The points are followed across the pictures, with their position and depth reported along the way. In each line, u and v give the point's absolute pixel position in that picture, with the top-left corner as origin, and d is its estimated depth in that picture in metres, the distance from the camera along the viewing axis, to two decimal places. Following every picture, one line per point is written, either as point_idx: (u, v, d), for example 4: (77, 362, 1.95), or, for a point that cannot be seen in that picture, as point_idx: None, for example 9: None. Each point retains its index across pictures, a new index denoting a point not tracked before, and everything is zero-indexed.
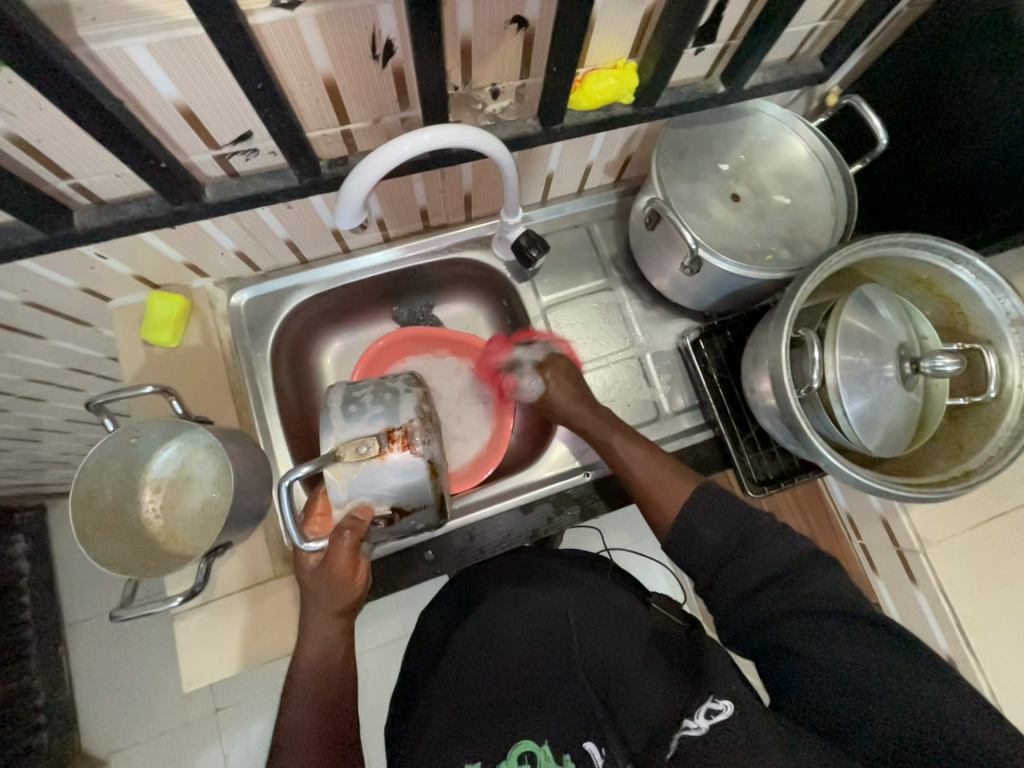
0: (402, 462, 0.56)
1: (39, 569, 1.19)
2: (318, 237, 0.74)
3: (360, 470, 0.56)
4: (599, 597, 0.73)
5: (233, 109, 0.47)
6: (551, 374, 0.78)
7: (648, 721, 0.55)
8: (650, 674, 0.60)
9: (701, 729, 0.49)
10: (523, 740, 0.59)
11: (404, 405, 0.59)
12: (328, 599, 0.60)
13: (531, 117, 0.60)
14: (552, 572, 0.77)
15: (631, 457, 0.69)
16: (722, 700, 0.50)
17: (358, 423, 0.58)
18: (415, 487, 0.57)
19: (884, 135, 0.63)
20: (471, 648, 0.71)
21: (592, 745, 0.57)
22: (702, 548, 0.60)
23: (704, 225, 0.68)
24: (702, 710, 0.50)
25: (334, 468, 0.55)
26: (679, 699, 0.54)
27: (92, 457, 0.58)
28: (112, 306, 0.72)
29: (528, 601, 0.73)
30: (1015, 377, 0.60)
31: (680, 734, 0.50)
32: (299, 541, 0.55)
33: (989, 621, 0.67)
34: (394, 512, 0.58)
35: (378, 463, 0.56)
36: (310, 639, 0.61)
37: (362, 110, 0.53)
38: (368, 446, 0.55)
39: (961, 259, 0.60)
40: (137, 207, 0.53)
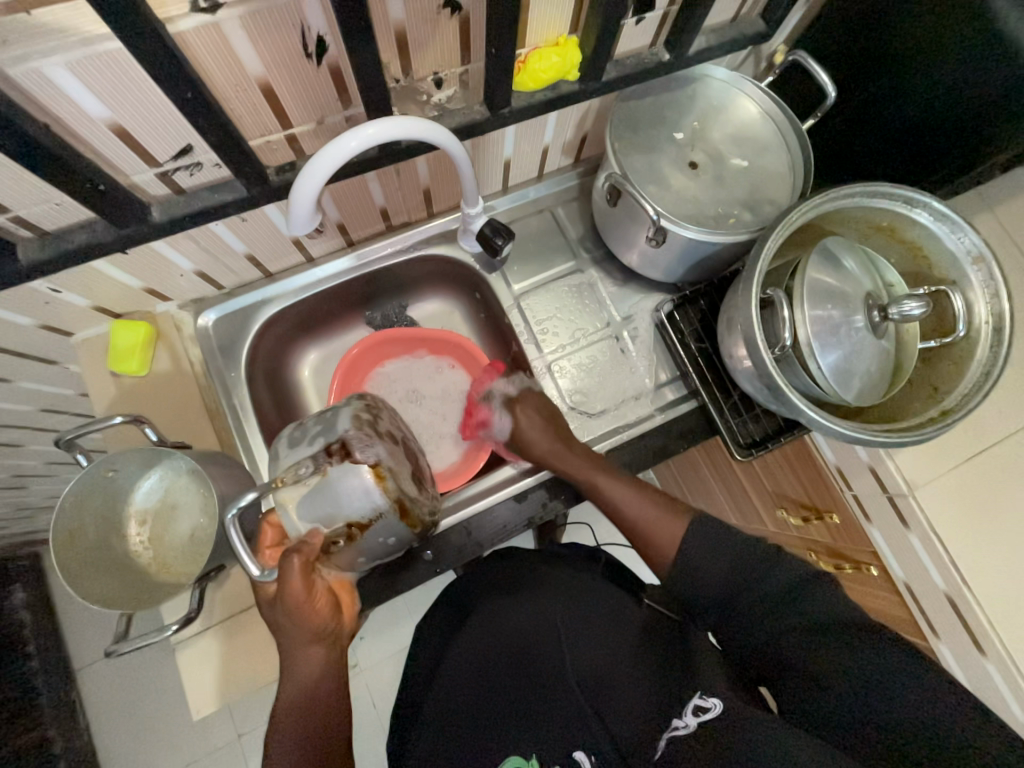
0: (346, 471, 0.57)
1: (42, 618, 1.17)
2: (279, 248, 0.72)
3: (307, 490, 0.58)
4: (593, 601, 0.77)
5: (168, 124, 0.46)
6: (521, 409, 0.76)
7: (641, 718, 0.60)
8: (639, 678, 0.64)
9: (689, 726, 0.55)
10: (510, 757, 0.62)
11: (342, 418, 0.61)
12: (299, 631, 0.56)
13: (478, 103, 0.59)
14: (543, 579, 0.82)
15: (622, 498, 0.69)
16: (711, 700, 0.56)
17: (299, 448, 0.60)
18: (365, 497, 0.58)
19: (832, 88, 0.63)
20: (465, 659, 0.74)
21: (581, 753, 0.59)
22: (705, 581, 0.60)
23: (664, 196, 0.68)
24: (691, 709, 0.56)
25: (280, 495, 0.58)
26: (670, 695, 0.60)
27: (68, 495, 0.56)
28: (74, 340, 0.70)
29: (521, 610, 0.76)
30: (982, 314, 0.61)
31: (670, 734, 0.56)
32: (255, 570, 0.55)
33: (978, 551, 0.68)
34: (352, 527, 0.58)
35: (323, 480, 0.57)
36: (290, 677, 0.58)
37: (304, 112, 0.52)
38: (306, 467, 0.57)
39: (918, 202, 0.61)
40: (83, 235, 0.51)
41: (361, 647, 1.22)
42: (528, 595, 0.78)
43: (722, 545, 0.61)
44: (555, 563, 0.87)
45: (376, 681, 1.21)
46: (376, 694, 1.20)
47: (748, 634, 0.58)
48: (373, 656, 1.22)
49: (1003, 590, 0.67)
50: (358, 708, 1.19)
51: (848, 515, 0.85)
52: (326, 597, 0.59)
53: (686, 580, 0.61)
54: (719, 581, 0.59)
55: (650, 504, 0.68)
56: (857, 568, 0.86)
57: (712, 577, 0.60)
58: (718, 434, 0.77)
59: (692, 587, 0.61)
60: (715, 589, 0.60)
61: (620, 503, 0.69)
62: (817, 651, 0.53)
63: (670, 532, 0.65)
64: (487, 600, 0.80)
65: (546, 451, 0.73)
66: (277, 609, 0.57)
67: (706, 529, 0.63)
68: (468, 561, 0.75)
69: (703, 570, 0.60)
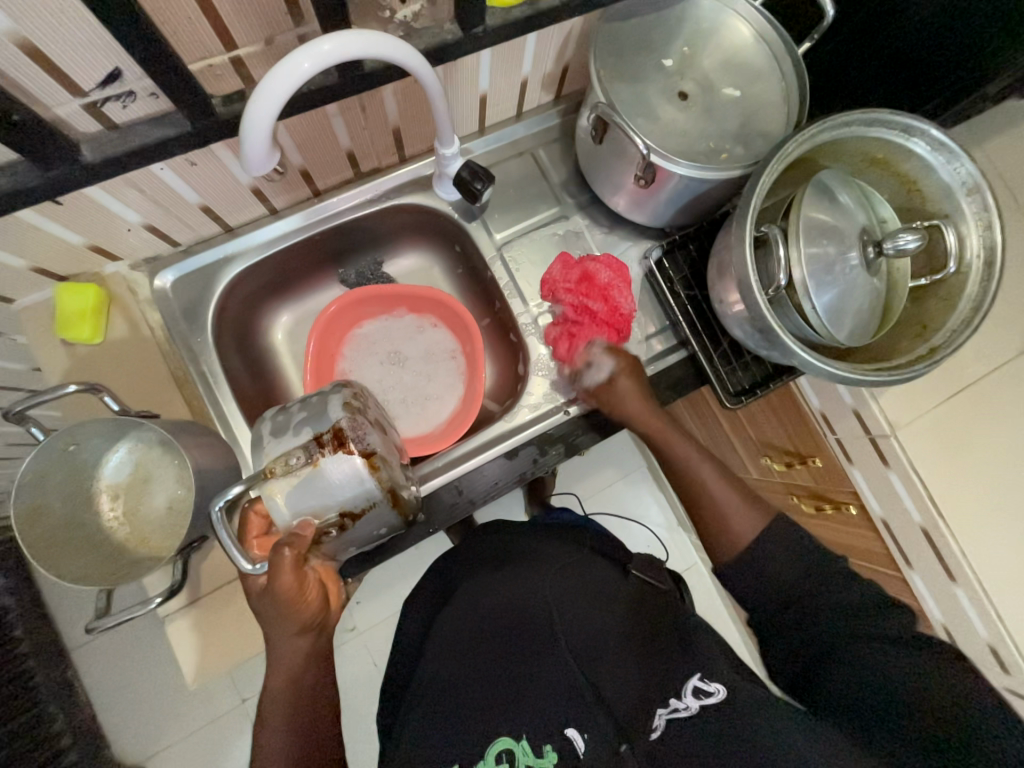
0: (341, 464, 0.56)
1: (29, 599, 1.14)
2: (238, 197, 0.66)
3: (298, 482, 0.55)
4: (577, 574, 0.79)
5: (87, 39, 0.39)
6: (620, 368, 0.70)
7: (630, 696, 0.64)
8: (628, 651, 0.68)
9: (691, 708, 0.60)
10: (500, 739, 0.63)
11: (332, 406, 0.59)
12: (284, 621, 0.58)
13: (449, 21, 0.53)
14: (528, 552, 0.83)
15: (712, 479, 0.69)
16: (713, 684, 0.61)
17: (285, 437, 0.58)
18: (360, 489, 0.56)
19: (830, 6, 0.57)
20: (448, 640, 0.74)
21: (574, 731, 0.62)
22: (774, 580, 0.64)
23: (653, 130, 0.64)
24: (692, 692, 0.61)
25: (268, 486, 0.55)
26: (667, 672, 0.65)
27: (26, 472, 0.53)
28: (16, 308, 0.64)
29: (508, 587, 0.77)
30: (974, 249, 0.60)
31: (670, 714, 0.61)
32: (246, 565, 0.55)
33: (956, 485, 0.71)
34: (344, 517, 0.58)
35: (315, 470, 0.55)
36: (276, 670, 0.60)
37: (248, 28, 0.45)
38: (298, 457, 0.55)
39: (916, 130, 0.59)
40: (3, 179, 0.44)
41: (358, 611, 1.24)
42: (513, 570, 0.80)
43: (796, 552, 0.64)
44: (542, 534, 0.88)
45: (375, 641, 1.23)
46: (376, 654, 1.23)
47: (803, 635, 0.61)
48: (371, 619, 1.24)
49: (977, 521, 0.69)
50: (360, 669, 1.22)
51: (832, 460, 0.87)
52: (316, 588, 0.60)
53: (757, 575, 0.65)
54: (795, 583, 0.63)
55: (735, 493, 0.68)
56: (836, 509, 0.91)
57: (778, 583, 0.63)
58: (708, 383, 0.77)
59: (757, 583, 0.65)
60: (776, 588, 0.63)
61: (707, 485, 0.69)
62: (841, 657, 0.58)
63: (748, 522, 0.66)
64: (474, 577, 0.81)
65: (642, 413, 0.70)
66: (265, 600, 0.58)
67: (784, 534, 0.65)
68: (461, 519, 0.74)
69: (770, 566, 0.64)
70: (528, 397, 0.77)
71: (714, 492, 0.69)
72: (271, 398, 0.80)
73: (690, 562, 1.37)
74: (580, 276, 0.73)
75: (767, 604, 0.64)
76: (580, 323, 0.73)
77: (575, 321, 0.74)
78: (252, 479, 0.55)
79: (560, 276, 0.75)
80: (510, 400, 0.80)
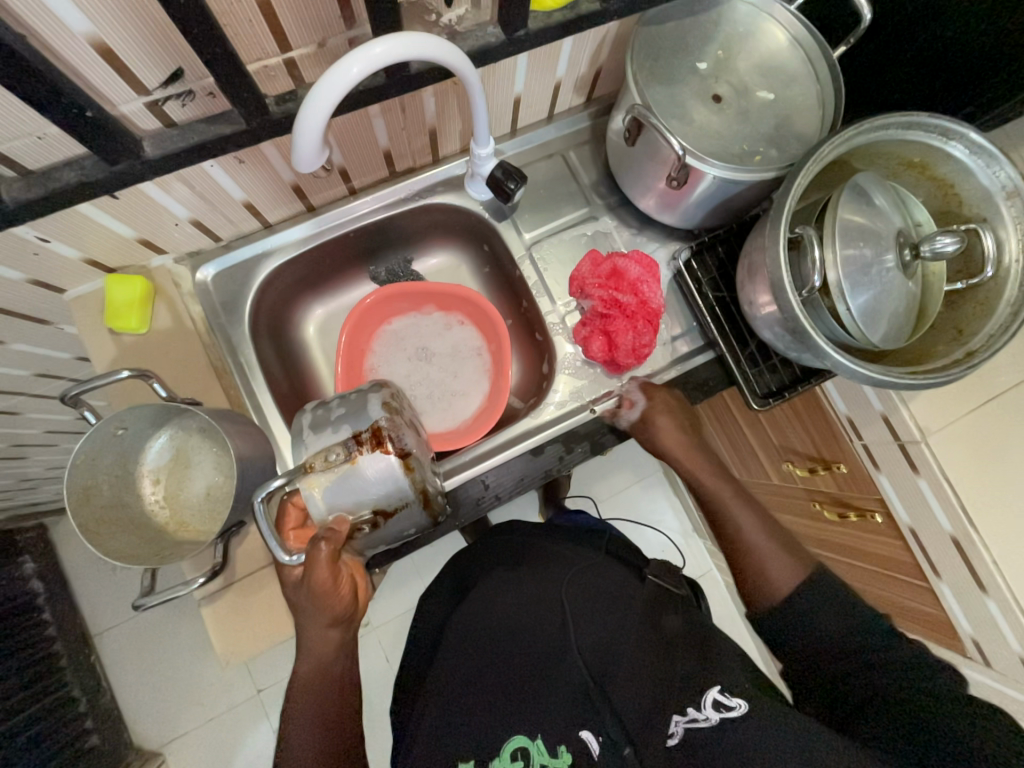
0: (376, 462, 0.57)
1: (55, 585, 1.17)
2: (279, 194, 0.68)
3: (336, 478, 0.56)
4: (593, 575, 0.79)
5: (156, 38, 0.41)
6: (654, 405, 0.75)
7: (641, 700, 0.62)
8: (645, 654, 0.66)
9: (711, 721, 0.58)
10: (514, 738, 0.63)
11: (372, 404, 0.60)
12: (317, 613, 0.59)
13: (492, 24, 0.54)
14: (543, 553, 0.84)
15: (748, 526, 0.71)
16: (735, 698, 0.58)
17: (325, 433, 0.59)
18: (394, 489, 0.57)
19: (868, 10, 0.58)
20: (467, 632, 0.75)
21: (588, 734, 0.62)
22: (819, 633, 0.63)
23: (687, 132, 0.64)
24: (711, 703, 0.59)
25: (308, 480, 0.56)
26: (682, 676, 0.63)
27: (79, 453, 0.55)
28: (67, 298, 0.67)
29: (522, 588, 0.77)
30: (1012, 253, 0.60)
31: (688, 724, 0.59)
32: (284, 556, 0.56)
33: (990, 493, 0.69)
34: (376, 514, 0.59)
35: (351, 467, 0.56)
36: (306, 655, 0.62)
37: (304, 31, 0.47)
38: (337, 454, 0.57)
39: (954, 133, 0.58)
40: (71, 173, 0.47)
41: (373, 607, 1.25)
42: (530, 571, 0.80)
43: (826, 593, 0.65)
44: (559, 536, 0.90)
45: (388, 637, 1.24)
46: (389, 650, 1.24)
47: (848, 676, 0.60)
48: (385, 615, 1.25)
49: (1009, 531, 0.68)
50: (372, 664, 1.23)
51: (858, 467, 0.86)
52: (348, 583, 0.62)
53: (797, 624, 0.64)
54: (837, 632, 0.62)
55: (772, 538, 0.70)
56: (860, 517, 0.90)
57: (822, 631, 0.63)
58: (735, 385, 0.77)
59: (800, 627, 0.64)
60: (824, 636, 0.63)
61: (741, 527, 0.72)
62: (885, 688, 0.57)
63: (787, 575, 0.67)
64: (489, 574, 0.82)
65: (672, 448, 0.75)
66: (301, 592, 0.60)
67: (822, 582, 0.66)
68: (485, 513, 0.75)
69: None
70: (554, 395, 0.78)
71: (750, 538, 0.71)
72: (302, 391, 0.82)
73: (704, 568, 1.36)
74: (608, 273, 0.74)
75: (805, 644, 0.64)
76: (612, 319, 0.73)
77: (605, 318, 0.74)
78: (292, 473, 0.57)
79: (588, 273, 0.76)
80: (535, 398, 0.81)
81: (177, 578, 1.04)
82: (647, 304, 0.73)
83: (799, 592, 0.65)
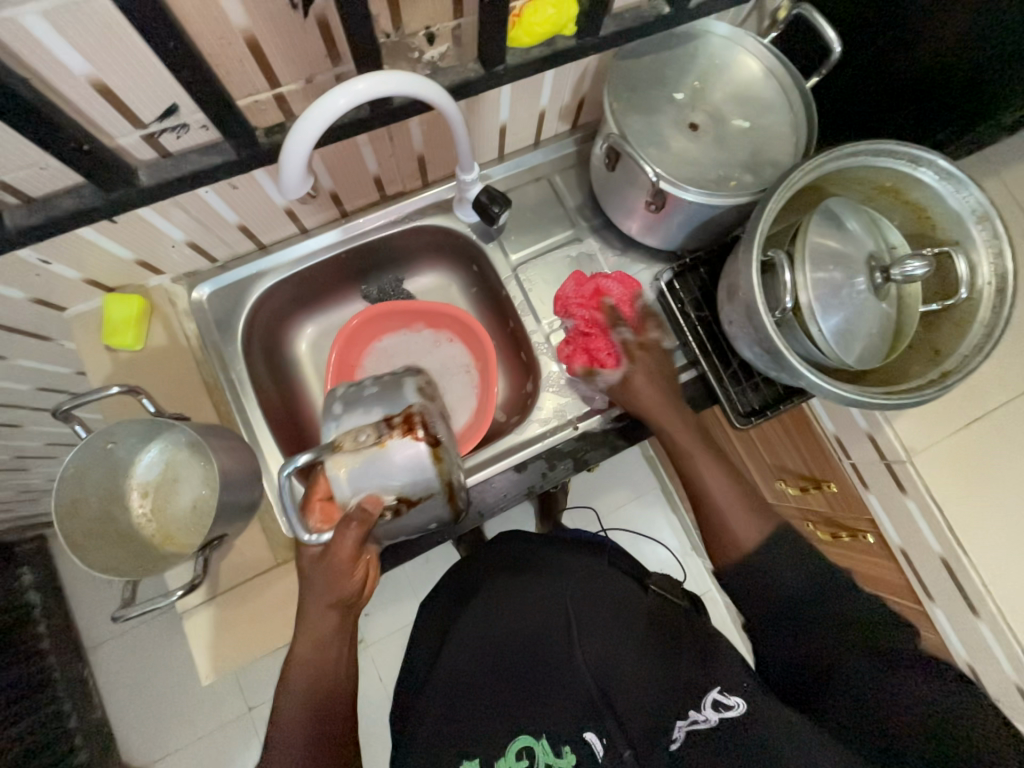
0: (406, 447, 0.56)
1: (52, 599, 1.18)
2: (272, 218, 0.71)
3: (363, 460, 0.56)
4: (597, 585, 0.77)
5: (149, 79, 0.44)
6: (641, 363, 0.74)
7: (641, 711, 0.63)
8: (647, 658, 0.67)
9: (711, 721, 0.59)
10: (521, 736, 0.64)
11: (406, 387, 0.61)
12: (324, 590, 0.60)
13: (472, 61, 0.57)
14: (548, 561, 0.81)
15: (716, 483, 0.69)
16: (732, 696, 0.60)
17: (357, 411, 0.60)
18: (420, 476, 0.57)
19: (837, 44, 0.61)
20: (468, 636, 0.74)
21: (592, 735, 0.62)
22: (784, 592, 0.63)
23: (664, 159, 0.67)
24: (711, 704, 0.60)
25: (335, 458, 0.57)
26: (680, 685, 0.64)
27: (68, 466, 0.57)
28: (67, 316, 0.69)
29: (526, 597, 0.76)
30: (985, 276, 0.61)
31: (690, 725, 0.61)
32: (305, 534, 0.59)
33: (975, 515, 0.69)
34: (401, 502, 0.59)
35: (379, 450, 0.56)
36: (303, 639, 0.62)
37: (292, 68, 0.50)
38: (366, 435, 0.57)
39: (924, 160, 0.60)
40: (71, 200, 0.50)
41: (366, 624, 1.24)
42: (534, 578, 0.78)
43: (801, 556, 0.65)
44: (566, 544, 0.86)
45: (382, 655, 1.24)
46: (382, 668, 1.23)
47: (816, 640, 0.61)
48: (378, 632, 1.24)
49: (996, 553, 0.68)
50: (365, 682, 1.22)
51: (847, 486, 0.86)
52: (364, 568, 0.62)
53: (764, 582, 0.64)
54: (802, 588, 0.63)
55: (738, 496, 0.68)
56: (852, 537, 0.89)
57: (783, 586, 0.63)
58: (718, 403, 0.77)
59: (762, 594, 0.64)
60: (783, 596, 0.63)
61: (709, 485, 0.69)
62: (852, 666, 0.58)
63: (750, 527, 0.66)
64: (494, 580, 0.79)
65: (658, 408, 0.71)
66: (316, 567, 0.60)
67: (787, 539, 0.65)
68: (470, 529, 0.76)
69: (777, 579, 0.63)
70: (538, 413, 0.79)
71: (716, 495, 0.68)
72: (293, 406, 0.84)
73: (705, 587, 1.34)
74: (591, 292, 0.75)
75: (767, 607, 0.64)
76: (592, 337, 0.75)
77: (587, 335, 0.75)
78: (321, 449, 0.57)
79: (571, 291, 0.76)
80: (520, 415, 0.82)
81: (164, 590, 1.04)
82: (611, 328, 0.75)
83: (759, 546, 0.65)
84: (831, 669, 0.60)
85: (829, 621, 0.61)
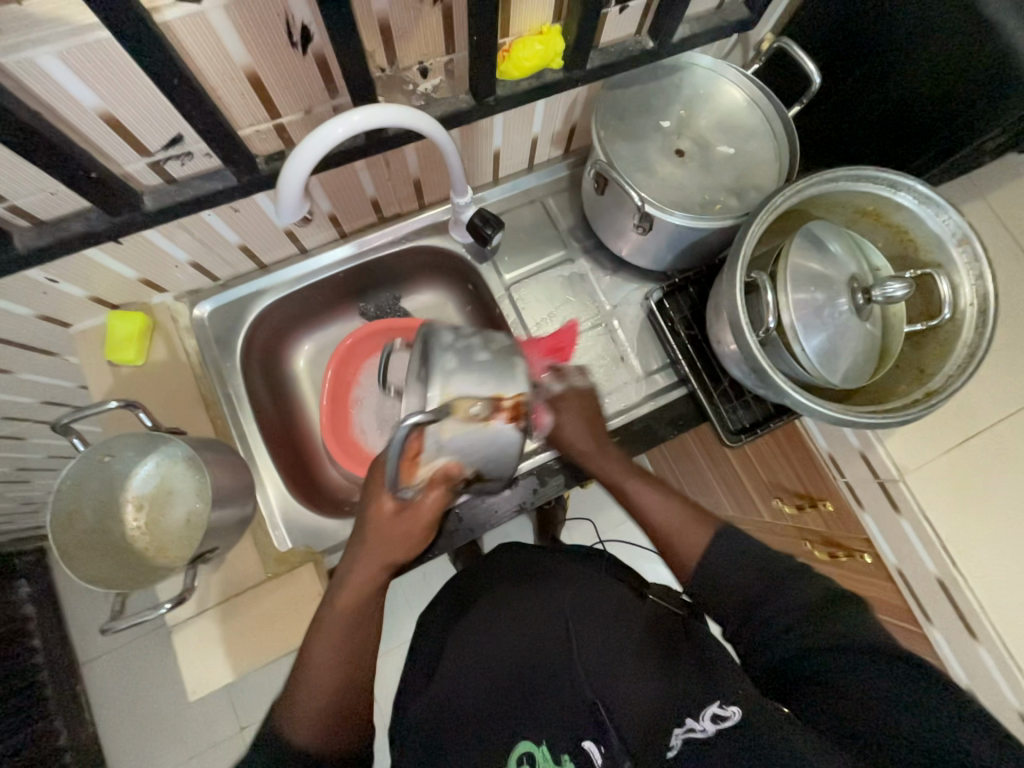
0: (507, 433, 0.53)
1: (48, 614, 1.18)
2: (272, 239, 0.74)
3: (468, 433, 0.52)
4: (595, 593, 0.75)
5: (155, 111, 0.47)
6: (563, 408, 0.71)
7: (645, 717, 0.57)
8: (646, 664, 0.63)
9: (707, 732, 0.52)
10: (520, 743, 0.59)
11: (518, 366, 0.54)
12: (385, 548, 0.58)
13: (464, 92, 0.60)
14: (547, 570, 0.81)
15: (652, 504, 0.69)
16: (729, 706, 0.53)
17: (468, 373, 0.52)
18: (503, 459, 0.56)
19: (818, 76, 0.64)
20: (461, 648, 0.71)
21: (591, 745, 0.58)
22: (729, 589, 0.60)
23: (651, 184, 0.69)
24: (709, 715, 0.53)
25: (441, 423, 0.51)
26: (681, 691, 0.58)
27: (65, 479, 0.59)
28: (73, 332, 0.72)
29: (524, 606, 0.74)
30: (967, 296, 0.62)
31: (685, 734, 0.53)
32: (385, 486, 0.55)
33: (970, 535, 0.69)
34: (474, 475, 0.58)
35: (485, 428, 0.52)
36: (329, 613, 0.58)
37: (292, 101, 0.53)
38: (477, 409, 0.52)
39: (902, 185, 0.62)
40: (78, 223, 0.52)
41: None
42: (532, 589, 0.77)
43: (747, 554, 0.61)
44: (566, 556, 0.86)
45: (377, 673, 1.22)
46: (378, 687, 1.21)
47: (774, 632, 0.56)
48: None
49: (992, 573, 0.68)
50: None
51: (842, 506, 0.85)
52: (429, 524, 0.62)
53: (713, 586, 0.61)
54: (746, 586, 0.59)
55: (676, 506, 0.68)
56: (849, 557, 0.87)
57: (728, 582, 0.60)
58: (709, 420, 0.78)
59: (712, 596, 0.61)
60: (732, 590, 0.60)
61: (642, 503, 0.69)
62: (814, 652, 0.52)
63: (696, 538, 0.65)
64: (492, 593, 0.79)
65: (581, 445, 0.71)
66: (380, 522, 0.58)
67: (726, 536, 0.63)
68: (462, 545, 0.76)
69: (720, 573, 0.61)
70: None
71: (653, 514, 0.68)
72: (290, 421, 0.85)
73: None
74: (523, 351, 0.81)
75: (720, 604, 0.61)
76: None
77: None
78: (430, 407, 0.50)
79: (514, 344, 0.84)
80: None
81: (154, 603, 1.04)
82: (537, 381, 0.72)
83: (708, 553, 0.62)
84: (794, 660, 0.54)
85: (787, 612, 0.55)
